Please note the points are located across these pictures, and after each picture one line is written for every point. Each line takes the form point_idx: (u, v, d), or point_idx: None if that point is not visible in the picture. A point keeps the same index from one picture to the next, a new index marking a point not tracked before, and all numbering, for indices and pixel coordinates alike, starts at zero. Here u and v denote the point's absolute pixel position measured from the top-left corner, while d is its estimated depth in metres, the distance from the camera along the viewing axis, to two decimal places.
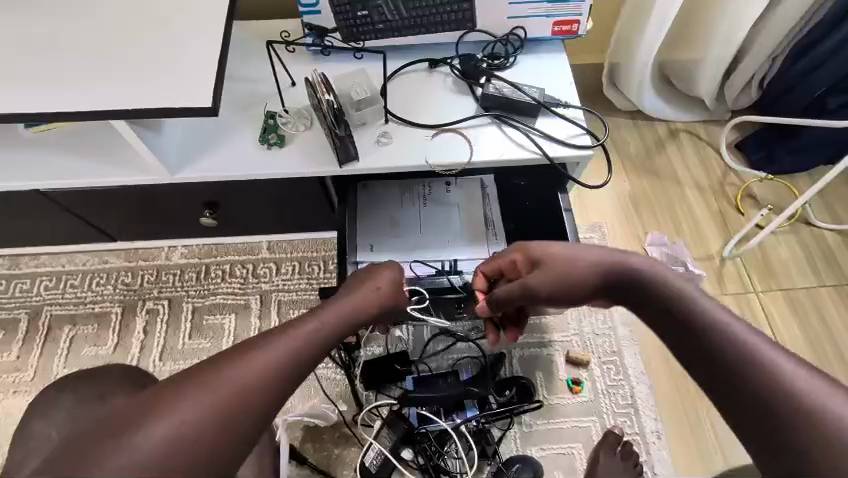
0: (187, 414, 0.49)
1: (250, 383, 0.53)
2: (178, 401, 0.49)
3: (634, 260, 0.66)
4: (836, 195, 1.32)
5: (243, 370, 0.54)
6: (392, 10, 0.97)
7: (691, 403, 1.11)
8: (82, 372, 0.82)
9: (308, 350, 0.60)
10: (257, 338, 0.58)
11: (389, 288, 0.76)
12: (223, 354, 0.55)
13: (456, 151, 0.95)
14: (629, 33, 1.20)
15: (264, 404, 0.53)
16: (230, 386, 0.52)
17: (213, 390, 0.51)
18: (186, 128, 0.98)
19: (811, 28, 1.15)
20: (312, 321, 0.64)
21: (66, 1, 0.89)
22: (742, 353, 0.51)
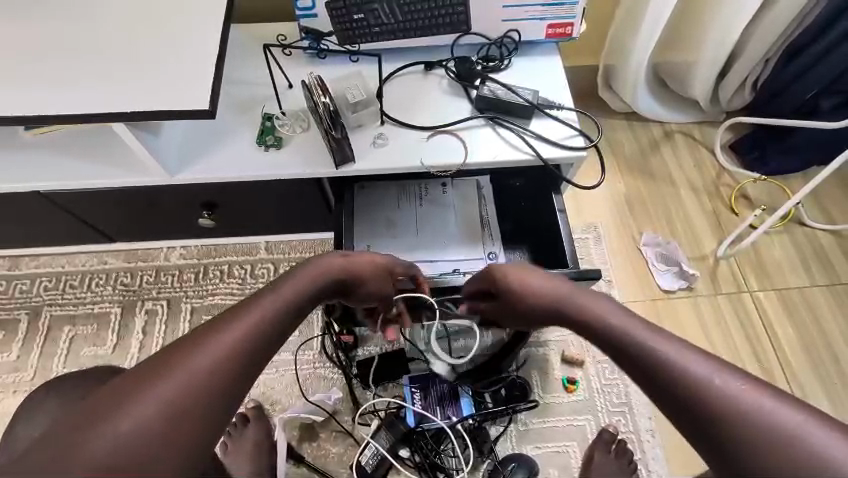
0: (149, 405, 0.51)
1: (208, 368, 0.55)
2: (144, 389, 0.52)
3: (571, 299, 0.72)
4: (828, 195, 1.34)
5: (201, 357, 0.56)
6: (388, 13, 0.99)
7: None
8: (69, 375, 0.82)
9: (267, 329, 0.62)
10: (217, 323, 0.60)
11: (353, 266, 0.78)
12: (185, 340, 0.58)
13: (452, 152, 0.96)
14: (623, 35, 1.21)
15: (226, 386, 0.56)
16: (190, 372, 0.55)
17: (173, 380, 0.53)
18: (185, 130, 0.99)
19: (802, 31, 1.16)
20: (273, 295, 0.67)
21: (66, 5, 0.90)
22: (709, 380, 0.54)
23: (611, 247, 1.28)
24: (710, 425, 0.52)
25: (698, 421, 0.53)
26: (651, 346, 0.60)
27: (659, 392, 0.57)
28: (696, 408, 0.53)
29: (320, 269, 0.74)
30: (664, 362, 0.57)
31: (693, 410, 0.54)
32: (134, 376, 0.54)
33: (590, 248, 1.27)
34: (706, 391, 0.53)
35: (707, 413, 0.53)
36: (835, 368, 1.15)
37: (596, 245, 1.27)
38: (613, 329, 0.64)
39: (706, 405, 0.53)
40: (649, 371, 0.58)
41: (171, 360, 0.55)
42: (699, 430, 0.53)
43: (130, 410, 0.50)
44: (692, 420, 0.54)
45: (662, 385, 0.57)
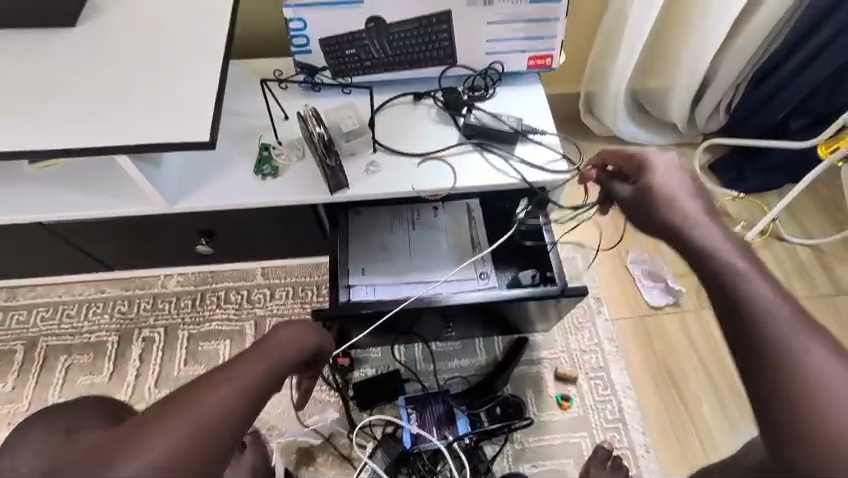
0: (164, 441, 0.50)
1: (221, 404, 0.55)
2: (150, 432, 0.50)
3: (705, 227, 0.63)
4: (805, 211, 1.39)
5: (205, 400, 0.55)
6: (378, 48, 1.05)
7: (675, 411, 1.14)
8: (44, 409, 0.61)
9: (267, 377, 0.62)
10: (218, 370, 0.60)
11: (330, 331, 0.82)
12: (186, 386, 0.56)
13: (440, 177, 1.00)
14: (602, 63, 1.29)
15: (237, 421, 0.55)
16: (195, 415, 0.53)
17: (188, 415, 0.52)
18: (185, 161, 1.03)
19: (766, 59, 1.25)
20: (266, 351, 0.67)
21: (73, 47, 0.95)
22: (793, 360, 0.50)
23: (600, 265, 1.31)
24: (781, 393, 0.49)
25: (764, 384, 0.50)
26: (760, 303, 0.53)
27: (745, 343, 0.53)
28: (773, 375, 0.50)
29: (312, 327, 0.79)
30: (760, 321, 0.52)
31: (769, 375, 0.50)
32: (138, 422, 0.52)
33: (578, 267, 1.30)
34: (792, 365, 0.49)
35: (785, 384, 0.49)
36: None
37: (584, 263, 1.31)
38: (727, 269, 0.57)
39: (786, 377, 0.49)
40: (739, 323, 0.53)
41: (182, 397, 0.55)
42: (761, 391, 0.51)
43: (146, 448, 0.49)
44: (761, 383, 0.51)
45: (751, 344, 0.52)
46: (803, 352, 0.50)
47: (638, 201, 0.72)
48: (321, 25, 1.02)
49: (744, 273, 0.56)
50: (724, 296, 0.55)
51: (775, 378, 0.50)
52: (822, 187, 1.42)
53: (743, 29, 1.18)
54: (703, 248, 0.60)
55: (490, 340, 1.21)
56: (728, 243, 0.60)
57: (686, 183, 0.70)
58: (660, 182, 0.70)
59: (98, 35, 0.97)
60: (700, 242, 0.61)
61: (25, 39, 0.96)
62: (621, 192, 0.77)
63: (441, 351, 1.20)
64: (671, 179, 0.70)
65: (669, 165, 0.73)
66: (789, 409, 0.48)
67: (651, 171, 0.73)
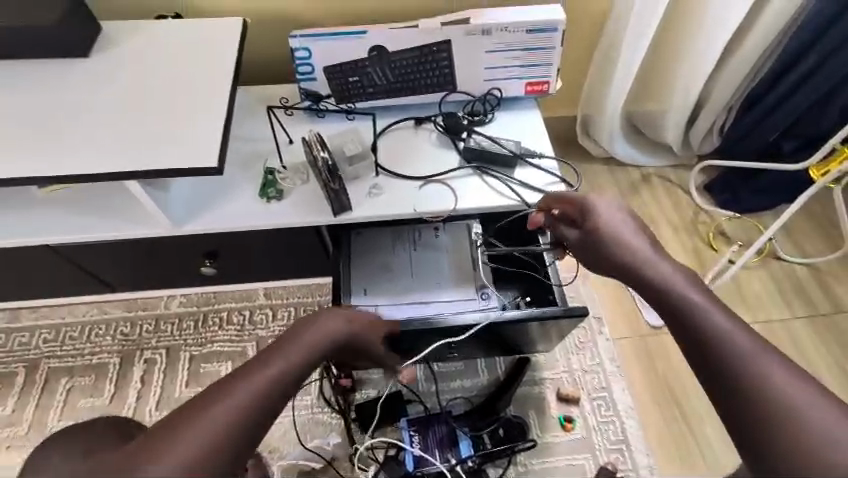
0: (190, 442, 0.54)
1: (242, 407, 0.58)
2: (171, 437, 0.54)
3: (654, 261, 0.70)
4: (801, 230, 1.41)
5: (222, 406, 0.57)
6: (380, 75, 1.09)
7: (678, 430, 1.14)
8: (49, 437, 0.72)
9: (283, 378, 0.63)
10: (239, 372, 0.62)
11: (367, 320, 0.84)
12: (210, 388, 0.60)
13: (442, 199, 1.03)
14: (597, 89, 1.33)
15: (257, 423, 0.59)
16: (213, 421, 0.56)
17: (213, 416, 0.56)
18: (191, 185, 1.05)
19: (756, 84, 1.29)
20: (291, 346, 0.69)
21: (86, 76, 0.99)
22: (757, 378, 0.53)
23: (599, 285, 1.32)
24: (751, 412, 0.52)
25: (738, 406, 0.53)
26: (720, 329, 0.58)
27: (713, 366, 0.56)
28: (742, 395, 0.53)
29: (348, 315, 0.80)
30: (722, 345, 0.56)
31: (739, 396, 0.53)
32: (166, 423, 0.56)
33: (578, 287, 1.32)
34: (758, 384, 0.53)
35: (754, 403, 0.52)
36: None
37: (584, 283, 1.32)
38: (685, 301, 0.62)
39: (754, 397, 0.52)
40: (705, 350, 0.57)
41: (208, 399, 0.58)
42: (734, 414, 0.53)
43: (173, 448, 0.54)
44: (733, 405, 0.53)
45: (717, 368, 0.56)
46: (763, 371, 0.53)
47: (591, 245, 0.78)
48: (326, 55, 1.06)
49: (700, 304, 0.61)
50: (686, 327, 0.60)
51: (745, 399, 0.53)
52: (816, 207, 1.44)
53: (733, 55, 1.22)
54: (660, 284, 0.66)
55: (491, 360, 1.21)
56: (679, 278, 0.66)
57: (628, 223, 0.78)
58: (605, 224, 0.77)
59: (111, 65, 1.01)
60: (649, 277, 0.68)
61: (40, 68, 1.00)
62: (573, 236, 0.83)
63: (442, 371, 1.20)
64: (614, 221, 0.77)
65: (609, 206, 0.80)
66: (763, 428, 0.51)
67: (594, 214, 0.80)
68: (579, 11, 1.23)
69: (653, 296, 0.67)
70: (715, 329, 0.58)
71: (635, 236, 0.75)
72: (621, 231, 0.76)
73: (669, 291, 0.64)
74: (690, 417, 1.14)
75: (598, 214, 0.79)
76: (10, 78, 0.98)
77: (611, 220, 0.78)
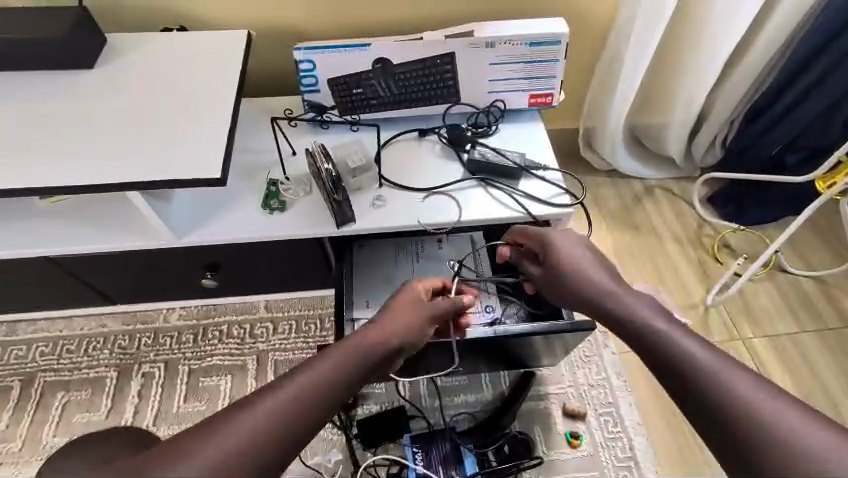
0: (229, 441, 0.55)
1: (264, 432, 0.57)
2: (212, 434, 0.55)
3: (616, 293, 0.74)
4: (806, 243, 1.40)
5: (261, 411, 0.59)
6: (384, 87, 1.09)
7: (683, 438, 1.12)
8: (57, 453, 0.67)
9: (323, 392, 0.64)
10: (283, 379, 0.64)
11: (419, 320, 0.82)
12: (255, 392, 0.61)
13: (446, 211, 1.02)
14: (599, 101, 1.33)
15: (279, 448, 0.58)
16: (252, 424, 0.57)
17: (253, 419, 0.58)
18: (192, 196, 1.04)
19: (758, 97, 1.29)
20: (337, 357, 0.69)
21: (90, 88, 0.99)
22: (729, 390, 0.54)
23: None
24: (731, 427, 0.52)
25: (716, 424, 0.53)
26: (688, 349, 0.60)
27: (686, 384, 0.57)
28: (718, 412, 0.53)
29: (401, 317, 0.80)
30: (690, 363, 0.58)
31: (716, 413, 0.53)
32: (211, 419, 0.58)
33: None
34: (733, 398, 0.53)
35: (732, 418, 0.52)
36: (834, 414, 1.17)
37: None
38: (648, 327, 0.65)
39: (733, 413, 0.52)
40: (676, 371, 0.58)
41: (226, 417, 0.58)
42: (715, 432, 0.53)
43: (213, 444, 0.55)
44: (711, 423, 0.53)
45: (691, 386, 0.56)
46: (735, 383, 0.54)
47: (554, 280, 0.83)
48: (330, 67, 1.06)
49: (663, 329, 0.64)
50: (654, 351, 0.62)
51: (723, 415, 0.53)
52: (821, 219, 1.44)
53: (734, 68, 1.23)
54: (622, 316, 0.69)
55: (495, 374, 1.19)
56: (640, 306, 0.69)
57: (585, 254, 0.83)
58: (564, 258, 0.82)
59: (115, 77, 1.01)
60: (612, 308, 0.72)
61: (44, 80, 1.00)
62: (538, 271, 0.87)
63: (445, 386, 1.17)
64: (572, 255, 0.83)
65: (567, 238, 0.86)
66: (743, 443, 0.50)
67: (553, 249, 0.84)
68: (581, 24, 1.23)
69: (618, 328, 0.69)
70: (682, 348, 0.60)
71: (593, 268, 0.80)
72: (581, 265, 0.81)
73: (632, 320, 0.67)
74: (698, 436, 1.11)
75: (558, 248, 0.84)
76: (13, 90, 0.98)
77: (570, 254, 0.83)
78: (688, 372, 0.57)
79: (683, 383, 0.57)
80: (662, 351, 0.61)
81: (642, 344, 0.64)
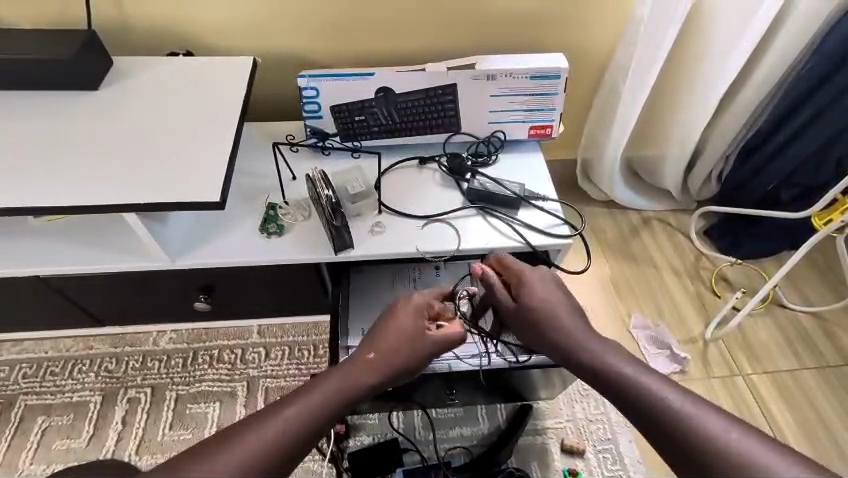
0: (238, 455, 0.54)
1: (265, 444, 0.56)
2: (226, 445, 0.55)
3: (582, 336, 0.71)
4: (803, 278, 1.41)
5: (268, 430, 0.57)
6: (386, 115, 1.10)
7: None
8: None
9: (325, 414, 0.62)
10: (289, 398, 0.62)
11: (415, 331, 0.75)
12: (266, 409, 0.60)
13: (444, 239, 1.01)
14: (597, 133, 1.36)
15: (273, 468, 0.55)
16: (259, 441, 0.56)
17: (261, 436, 0.57)
18: (191, 219, 1.04)
19: (753, 133, 1.31)
20: (337, 377, 0.67)
21: (94, 109, 1.00)
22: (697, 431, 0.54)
23: (600, 322, 1.32)
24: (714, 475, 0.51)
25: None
26: (651, 394, 0.60)
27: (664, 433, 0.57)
28: (710, 468, 0.52)
29: (400, 335, 0.74)
30: (658, 411, 0.58)
31: (709, 469, 0.52)
32: (224, 433, 0.57)
33: None
34: (724, 451, 0.52)
35: (722, 470, 0.51)
36: (838, 455, 1.14)
37: None
38: (624, 379, 0.63)
39: (726, 467, 0.51)
40: (661, 425, 0.57)
41: (238, 431, 0.57)
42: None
43: (223, 455, 0.54)
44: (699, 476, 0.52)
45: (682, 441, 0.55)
46: (702, 424, 0.55)
47: (525, 315, 0.78)
48: (333, 94, 1.08)
49: (630, 376, 0.63)
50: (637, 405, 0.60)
51: (720, 470, 0.51)
52: (817, 255, 1.45)
53: (729, 105, 1.26)
54: (596, 365, 0.67)
55: (493, 406, 1.16)
56: (613, 356, 0.67)
57: (556, 294, 0.79)
58: (537, 298, 0.78)
59: (119, 99, 1.02)
60: (577, 352, 0.70)
61: (46, 100, 1.00)
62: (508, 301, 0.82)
63: (440, 418, 1.15)
64: (545, 294, 0.78)
65: (544, 282, 0.81)
66: None
67: (530, 288, 0.80)
68: (580, 59, 1.27)
69: (595, 381, 0.67)
70: (650, 394, 0.60)
71: (564, 309, 0.76)
72: (552, 303, 0.77)
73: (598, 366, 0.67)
74: None
75: (532, 287, 0.80)
76: (16, 108, 0.98)
77: (542, 292, 0.79)
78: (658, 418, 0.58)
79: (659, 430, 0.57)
80: (636, 401, 0.61)
81: (621, 397, 0.62)
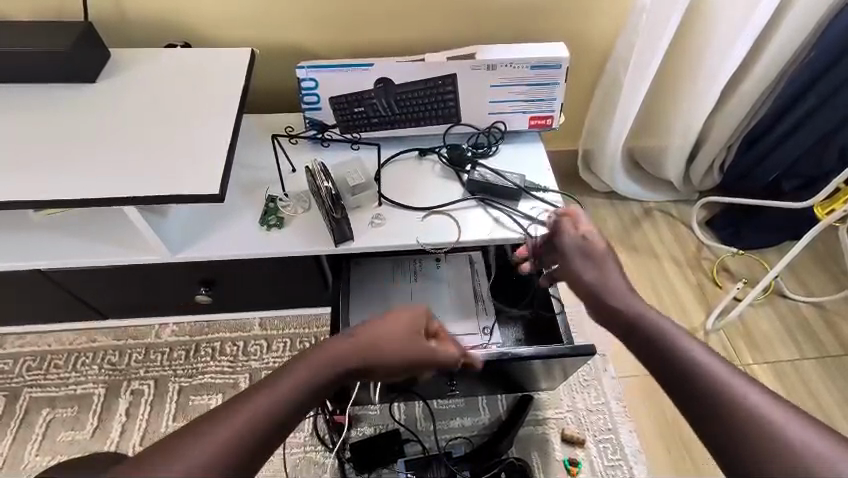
0: (208, 448, 0.53)
1: (235, 436, 0.55)
2: (197, 438, 0.54)
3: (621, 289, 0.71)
4: (806, 269, 1.40)
5: (236, 423, 0.56)
6: (386, 107, 1.10)
7: (676, 449, 1.12)
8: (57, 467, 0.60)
9: (298, 402, 0.60)
10: (259, 385, 0.61)
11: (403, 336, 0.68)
12: (239, 397, 0.59)
13: (445, 231, 1.01)
14: (599, 123, 1.35)
15: (244, 457, 0.55)
16: (228, 435, 0.55)
17: (231, 427, 0.55)
18: (191, 212, 1.04)
19: (756, 121, 1.29)
20: (311, 359, 0.64)
21: (90, 103, 0.99)
22: (717, 386, 0.55)
23: None
24: (729, 425, 0.53)
25: (723, 434, 0.53)
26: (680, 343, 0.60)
27: (683, 383, 0.57)
28: (725, 419, 0.53)
29: (383, 335, 0.68)
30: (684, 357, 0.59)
31: (722, 423, 0.53)
32: (197, 424, 0.56)
33: (582, 321, 1.28)
34: (736, 407, 0.53)
35: (737, 422, 0.52)
36: None
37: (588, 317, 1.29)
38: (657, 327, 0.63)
39: (740, 419, 0.52)
40: (678, 375, 0.58)
41: (210, 422, 0.56)
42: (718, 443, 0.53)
43: (193, 450, 0.53)
44: (709, 425, 0.54)
45: (694, 393, 0.56)
46: (721, 376, 0.56)
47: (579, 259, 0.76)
48: (331, 86, 1.07)
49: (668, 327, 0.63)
50: (660, 355, 0.60)
51: (731, 425, 0.52)
52: (819, 246, 1.44)
53: (731, 95, 1.24)
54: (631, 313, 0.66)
55: (493, 398, 1.17)
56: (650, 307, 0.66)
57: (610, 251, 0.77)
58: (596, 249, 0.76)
59: (116, 92, 1.01)
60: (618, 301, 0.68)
61: (42, 94, 1.00)
62: (569, 240, 0.79)
63: (440, 409, 1.16)
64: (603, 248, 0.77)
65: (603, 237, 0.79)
66: (744, 444, 0.51)
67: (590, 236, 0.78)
68: (581, 49, 1.25)
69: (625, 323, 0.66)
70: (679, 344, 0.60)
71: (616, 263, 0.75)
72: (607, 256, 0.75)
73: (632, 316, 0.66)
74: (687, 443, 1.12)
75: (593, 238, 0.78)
76: (13, 103, 0.98)
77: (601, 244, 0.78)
78: (682, 367, 0.58)
79: (678, 377, 0.58)
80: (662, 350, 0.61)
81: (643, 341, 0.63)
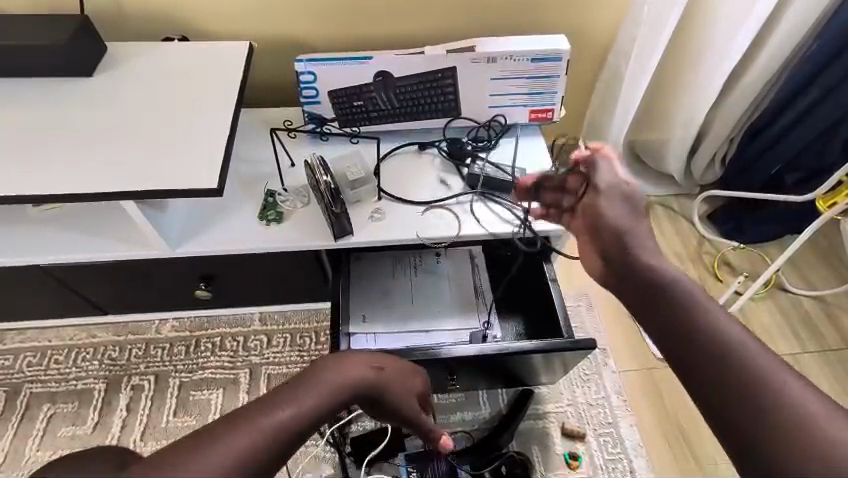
0: (234, 449, 0.53)
1: (260, 438, 0.55)
2: (221, 440, 0.53)
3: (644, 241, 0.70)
4: (807, 263, 1.40)
5: (262, 425, 0.56)
6: (385, 100, 1.09)
7: (676, 443, 1.12)
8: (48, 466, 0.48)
9: (321, 415, 0.62)
10: (284, 393, 0.62)
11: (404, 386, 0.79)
12: (263, 402, 0.59)
13: (445, 225, 1.01)
14: (600, 117, 1.34)
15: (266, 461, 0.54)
16: (254, 437, 0.54)
17: (257, 430, 0.55)
18: (190, 207, 1.03)
19: (760, 113, 1.29)
20: (336, 378, 0.68)
21: (86, 97, 0.98)
22: (743, 356, 0.52)
23: (602, 312, 1.29)
24: (752, 395, 0.49)
25: (739, 403, 0.50)
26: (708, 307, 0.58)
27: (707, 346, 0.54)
28: (746, 388, 0.50)
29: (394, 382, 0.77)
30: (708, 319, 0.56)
31: (742, 391, 0.50)
32: (220, 426, 0.55)
33: (582, 315, 1.28)
34: (762, 378, 0.50)
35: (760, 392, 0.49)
36: None
37: (588, 312, 1.29)
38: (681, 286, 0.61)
39: (763, 390, 0.49)
40: (702, 335, 0.55)
41: (233, 424, 0.55)
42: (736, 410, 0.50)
43: (217, 450, 0.52)
44: (727, 392, 0.51)
45: (713, 370, 0.53)
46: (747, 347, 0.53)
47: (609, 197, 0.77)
48: (330, 79, 1.06)
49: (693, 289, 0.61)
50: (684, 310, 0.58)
51: (750, 394, 0.49)
52: (821, 240, 1.43)
53: (733, 88, 1.23)
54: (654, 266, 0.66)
55: (494, 392, 1.17)
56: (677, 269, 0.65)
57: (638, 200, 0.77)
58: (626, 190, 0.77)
59: (113, 86, 1.00)
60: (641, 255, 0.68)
61: (38, 89, 0.99)
62: (605, 172, 0.79)
63: (440, 404, 1.16)
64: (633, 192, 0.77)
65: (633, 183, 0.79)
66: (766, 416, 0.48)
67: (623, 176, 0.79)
68: (582, 42, 1.24)
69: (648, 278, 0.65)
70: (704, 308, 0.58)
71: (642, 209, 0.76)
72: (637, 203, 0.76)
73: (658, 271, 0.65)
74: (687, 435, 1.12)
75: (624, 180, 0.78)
76: (9, 97, 0.97)
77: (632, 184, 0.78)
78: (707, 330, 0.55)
79: (703, 341, 0.55)
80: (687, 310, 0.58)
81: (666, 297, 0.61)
